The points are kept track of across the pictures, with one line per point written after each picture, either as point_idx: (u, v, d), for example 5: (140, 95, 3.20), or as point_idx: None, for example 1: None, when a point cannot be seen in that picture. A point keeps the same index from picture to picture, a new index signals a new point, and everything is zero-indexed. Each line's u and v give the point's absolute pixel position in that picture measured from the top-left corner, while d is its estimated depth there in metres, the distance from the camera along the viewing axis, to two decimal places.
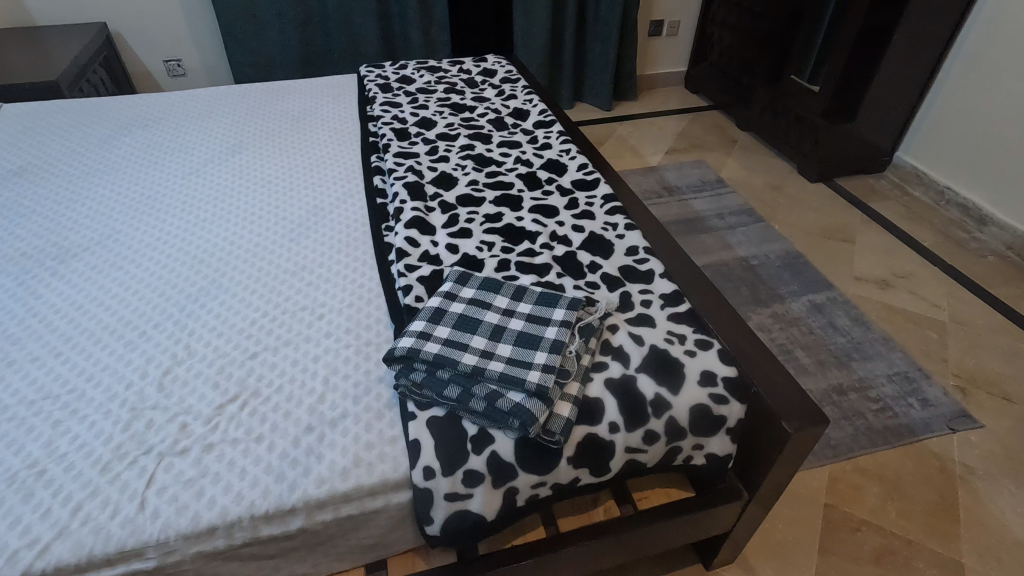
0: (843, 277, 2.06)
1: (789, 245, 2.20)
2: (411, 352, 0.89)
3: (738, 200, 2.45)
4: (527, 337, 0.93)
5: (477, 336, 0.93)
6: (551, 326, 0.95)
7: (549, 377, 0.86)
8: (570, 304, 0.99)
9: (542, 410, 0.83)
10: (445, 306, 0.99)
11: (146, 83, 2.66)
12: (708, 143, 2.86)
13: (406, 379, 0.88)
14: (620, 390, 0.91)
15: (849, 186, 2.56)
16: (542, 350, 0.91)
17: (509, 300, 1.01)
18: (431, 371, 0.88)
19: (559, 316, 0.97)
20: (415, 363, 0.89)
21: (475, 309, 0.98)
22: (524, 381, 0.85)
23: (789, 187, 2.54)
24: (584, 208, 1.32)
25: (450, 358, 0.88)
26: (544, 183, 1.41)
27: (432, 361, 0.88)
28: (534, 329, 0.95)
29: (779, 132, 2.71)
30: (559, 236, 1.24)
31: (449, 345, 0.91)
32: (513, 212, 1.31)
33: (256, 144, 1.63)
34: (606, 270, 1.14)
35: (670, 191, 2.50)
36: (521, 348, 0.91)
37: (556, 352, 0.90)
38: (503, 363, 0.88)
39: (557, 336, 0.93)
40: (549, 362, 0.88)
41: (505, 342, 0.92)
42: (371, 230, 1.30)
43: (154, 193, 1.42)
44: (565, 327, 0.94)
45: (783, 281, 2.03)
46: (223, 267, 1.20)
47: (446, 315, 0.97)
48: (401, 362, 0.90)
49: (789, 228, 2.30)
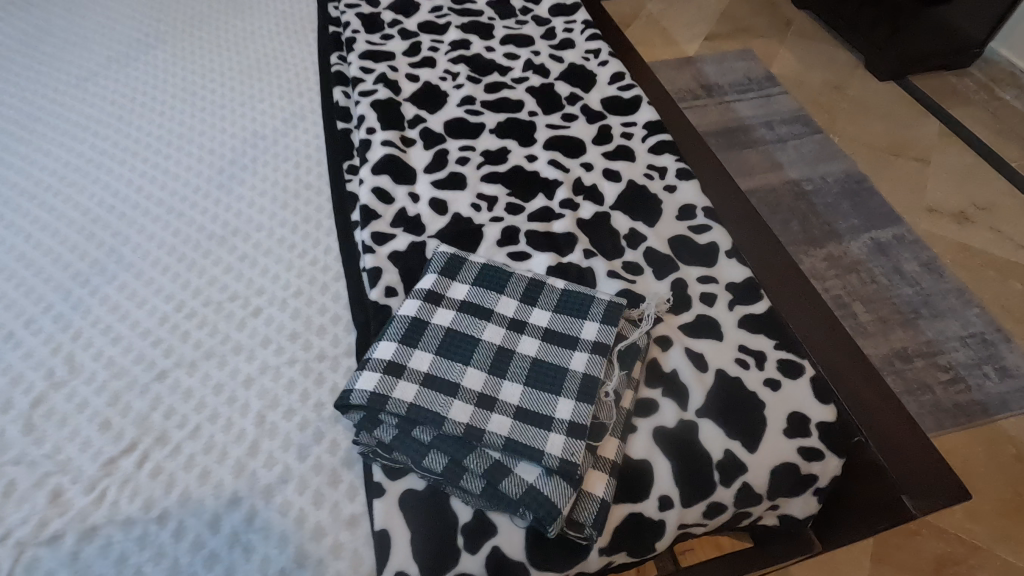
0: (913, 208, 1.72)
1: (851, 166, 1.82)
2: (373, 401, 0.61)
3: (790, 103, 2.02)
4: (544, 373, 0.65)
5: (471, 370, 0.64)
6: (578, 353, 0.66)
7: (578, 445, 0.59)
8: (606, 315, 0.69)
9: (567, 499, 0.57)
10: (426, 316, 0.69)
11: None
12: (756, 27, 2.34)
13: (367, 439, 0.61)
14: (675, 447, 0.64)
15: (926, 87, 2.11)
16: (566, 396, 0.63)
17: (518, 304, 0.71)
18: (404, 430, 0.61)
19: (590, 337, 0.67)
20: (381, 415, 0.61)
21: (468, 323, 0.69)
22: (541, 452, 0.59)
23: (852, 87, 2.10)
24: (620, 142, 0.96)
25: (430, 411, 0.61)
26: (564, 102, 1.03)
27: (404, 415, 0.61)
28: (553, 357, 0.66)
29: (847, 15, 2.20)
30: (587, 187, 0.90)
31: (429, 389, 0.62)
32: (522, 148, 0.96)
33: (178, 35, 1.21)
34: (652, 245, 0.82)
35: (709, 91, 2.06)
36: (535, 391, 0.63)
37: (585, 400, 0.62)
38: (509, 419, 0.61)
39: (588, 372, 0.64)
40: (575, 419, 0.61)
41: (511, 379, 0.64)
42: (327, 171, 0.95)
43: (31, 106, 1.04)
44: (598, 357, 0.66)
45: (841, 213, 1.69)
46: (120, 229, 0.86)
47: (428, 332, 0.67)
48: (360, 411, 0.62)
49: (850, 142, 1.91)
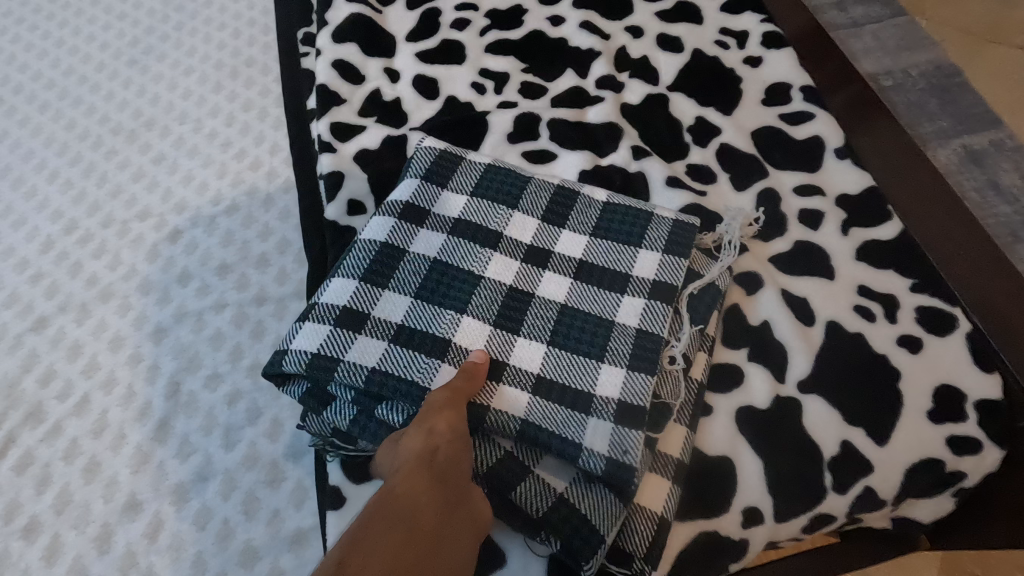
0: (1016, 108, 1.41)
1: (940, 55, 1.49)
2: (315, 370, 0.41)
3: None
4: (580, 328, 0.43)
5: (467, 322, 0.43)
6: (628, 297, 0.45)
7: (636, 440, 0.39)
8: (671, 242, 0.47)
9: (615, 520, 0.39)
10: (400, 239, 0.47)
11: None
12: None
13: (316, 419, 0.42)
14: (769, 435, 0.44)
15: None
16: (612, 364, 0.42)
17: (540, 227, 0.48)
18: (364, 412, 0.41)
19: (647, 276, 0.45)
20: (331, 385, 0.42)
21: (464, 252, 0.46)
22: (576, 449, 0.39)
23: None
24: None
25: (404, 383, 0.40)
26: None
27: (363, 386, 0.41)
28: (592, 303, 0.45)
29: None
30: (635, 61, 0.64)
31: (403, 347, 0.42)
32: (543, 7, 0.68)
33: None
34: (728, 141, 0.58)
35: None
36: (566, 355, 0.42)
37: (641, 371, 0.41)
38: (525, 395, 0.41)
39: (645, 325, 0.43)
40: (626, 398, 0.40)
41: (527, 334, 0.43)
42: (276, 42, 0.70)
43: None
44: (659, 305, 0.44)
45: (928, 113, 1.39)
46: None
47: (404, 265, 0.45)
48: (299, 380, 0.42)
49: (941, 25, 1.55)
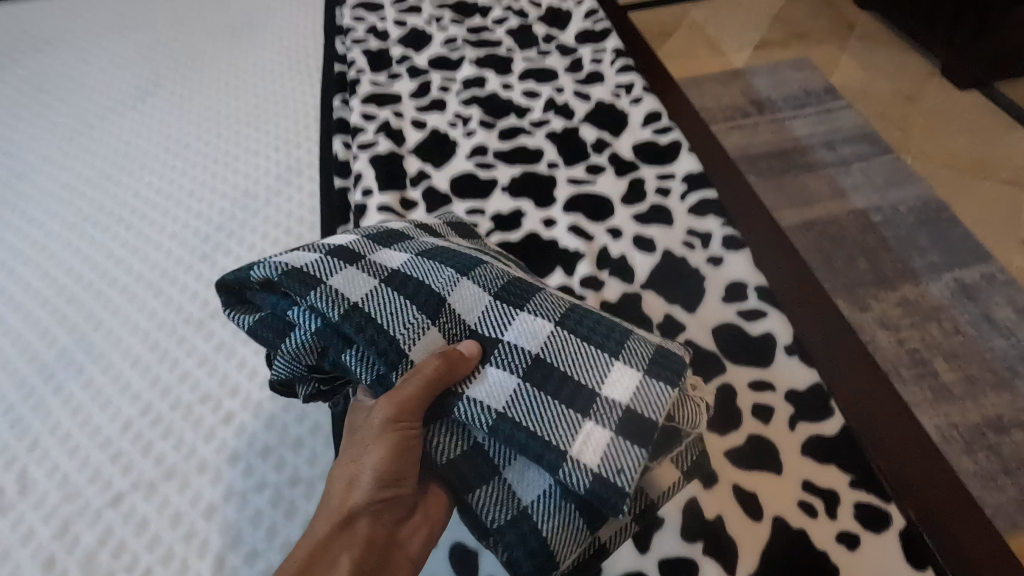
0: (1005, 242, 1.48)
1: (927, 191, 1.60)
2: (301, 284, 0.58)
3: (856, 118, 1.81)
4: (562, 382, 0.55)
5: (457, 289, 0.61)
6: (604, 393, 0.54)
7: (637, 457, 0.50)
8: (654, 368, 0.56)
9: (572, 540, 0.53)
10: (428, 275, 0.61)
11: None
12: (812, 33, 2.15)
13: (261, 335, 0.60)
14: (664, 495, 0.54)
15: (1015, 94, 1.85)
16: (610, 388, 0.54)
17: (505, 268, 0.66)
18: (329, 327, 0.57)
19: (624, 392, 0.54)
20: (295, 303, 0.58)
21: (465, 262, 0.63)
22: (555, 450, 0.51)
23: (927, 97, 1.87)
24: (654, 201, 0.82)
25: (339, 317, 0.56)
26: (590, 151, 0.90)
27: (306, 313, 0.58)
28: (572, 367, 0.56)
29: (924, 12, 1.95)
30: (614, 260, 0.76)
31: (390, 292, 0.59)
32: (540, 210, 0.82)
33: (177, 82, 1.15)
34: (692, 337, 0.69)
35: (761, 108, 1.87)
36: (564, 357, 0.56)
37: (628, 438, 0.51)
38: (513, 381, 0.55)
39: (611, 416, 0.53)
40: (616, 424, 0.52)
41: (514, 369, 0.56)
42: (320, 223, 0.86)
43: (25, 172, 1.00)
44: (631, 401, 0.53)
45: (918, 247, 1.48)
46: (96, 316, 0.80)
47: (400, 246, 0.65)
48: (261, 308, 0.61)
49: (926, 162, 1.68)
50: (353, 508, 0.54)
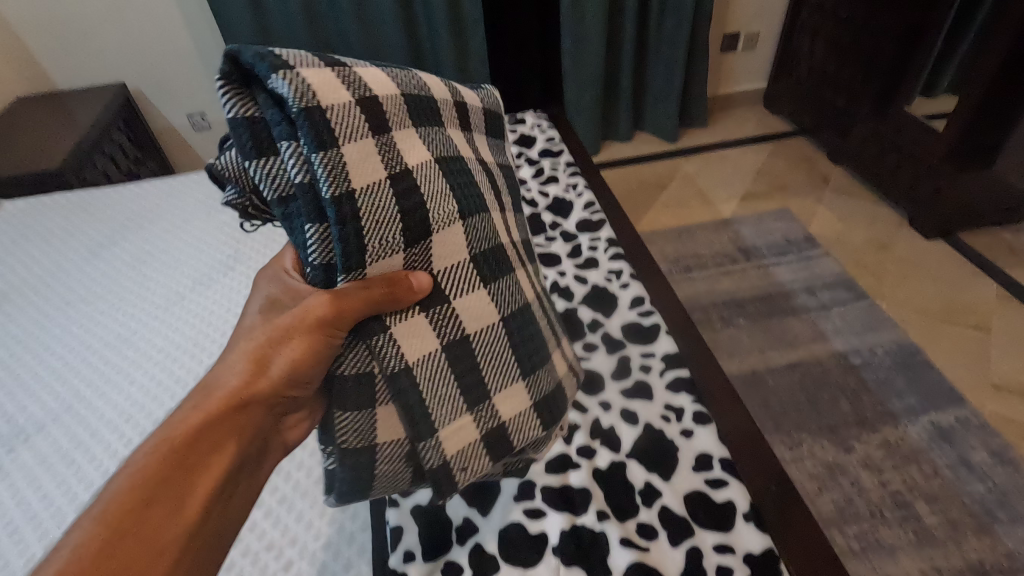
0: (976, 385, 1.62)
1: (902, 335, 1.77)
2: (315, 136, 0.62)
3: (833, 265, 2.03)
4: (472, 366, 0.71)
5: (453, 227, 0.72)
6: (495, 398, 0.73)
7: (485, 460, 0.73)
8: (541, 407, 0.77)
9: (392, 487, 0.71)
10: (433, 202, 0.70)
11: (175, 143, 2.59)
12: (792, 186, 2.44)
13: (243, 131, 0.65)
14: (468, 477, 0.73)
15: (977, 244, 2.07)
16: (496, 397, 0.73)
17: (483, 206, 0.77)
18: (306, 188, 0.63)
19: (506, 413, 0.74)
20: (293, 144, 0.64)
21: (462, 192, 0.74)
22: (434, 427, 0.69)
23: (898, 245, 2.09)
24: (637, 378, 1.01)
25: (328, 200, 0.62)
26: (586, 330, 1.11)
27: (301, 165, 0.63)
28: (484, 355, 0.72)
29: (886, 172, 2.24)
30: (604, 431, 0.94)
31: (384, 186, 0.66)
32: None
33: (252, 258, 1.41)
34: (667, 503, 0.84)
35: (747, 254, 2.11)
36: (481, 350, 0.72)
37: (490, 448, 0.73)
38: (438, 342, 0.70)
39: (489, 423, 0.72)
40: (488, 431, 0.72)
41: (448, 333, 0.70)
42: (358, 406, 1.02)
43: (125, 336, 1.22)
44: (512, 421, 0.74)
45: (896, 389, 1.62)
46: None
47: (423, 138, 0.73)
48: (258, 116, 0.66)
49: (899, 307, 1.87)
50: (246, 400, 0.63)
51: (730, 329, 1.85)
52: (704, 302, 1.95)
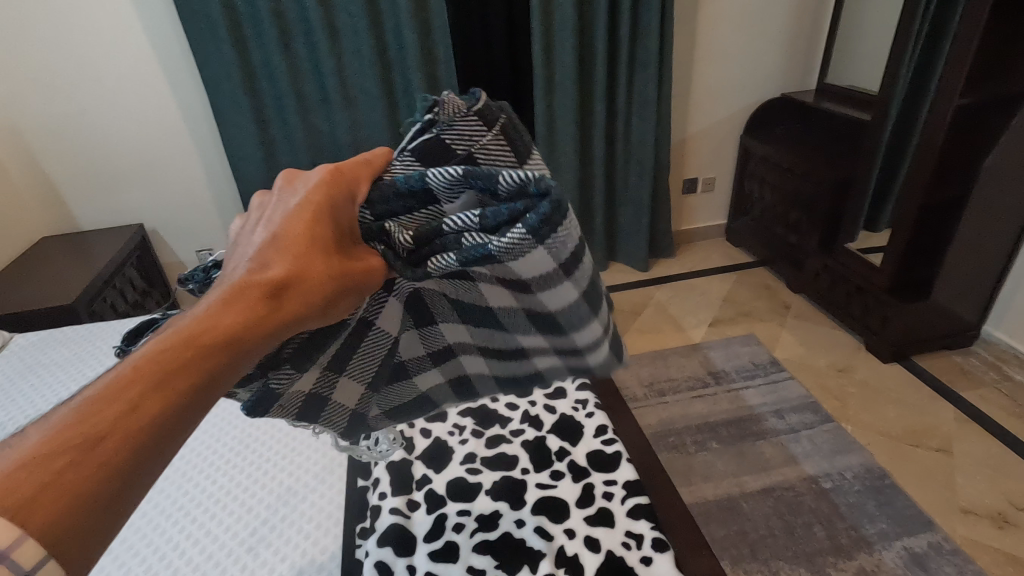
0: (944, 509, 1.67)
1: (869, 458, 1.83)
2: (480, 256, 0.65)
3: (798, 388, 2.14)
4: (351, 355, 0.80)
5: (466, 337, 0.84)
6: (343, 379, 0.81)
7: (288, 415, 0.78)
8: (353, 419, 0.85)
9: None
10: (479, 329, 0.82)
11: (182, 274, 2.79)
12: (756, 312, 2.62)
13: (494, 182, 0.65)
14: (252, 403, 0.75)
15: (931, 367, 2.20)
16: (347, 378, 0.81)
17: (504, 363, 0.87)
18: (446, 240, 0.68)
19: (339, 399, 0.82)
20: (478, 231, 0.66)
21: (499, 342, 0.83)
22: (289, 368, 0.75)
23: (858, 369, 2.22)
24: (601, 505, 1.08)
25: (426, 271, 0.69)
26: (554, 458, 1.19)
27: (462, 229, 0.67)
28: (367, 355, 0.81)
29: (838, 302, 2.45)
30: (569, 558, 0.99)
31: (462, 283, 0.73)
32: (513, 511, 1.07)
33: None
34: None
35: (717, 378, 2.22)
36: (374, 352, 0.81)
37: (301, 412, 0.79)
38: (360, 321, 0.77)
39: (321, 389, 0.79)
40: (313, 394, 0.79)
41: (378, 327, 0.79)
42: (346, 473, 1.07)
43: None
44: (338, 401, 0.82)
45: (868, 514, 1.66)
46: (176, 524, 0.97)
47: (527, 334, 0.80)
48: (511, 193, 0.66)
49: (864, 430, 1.95)
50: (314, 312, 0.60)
51: (704, 453, 1.91)
52: (678, 426, 2.03)
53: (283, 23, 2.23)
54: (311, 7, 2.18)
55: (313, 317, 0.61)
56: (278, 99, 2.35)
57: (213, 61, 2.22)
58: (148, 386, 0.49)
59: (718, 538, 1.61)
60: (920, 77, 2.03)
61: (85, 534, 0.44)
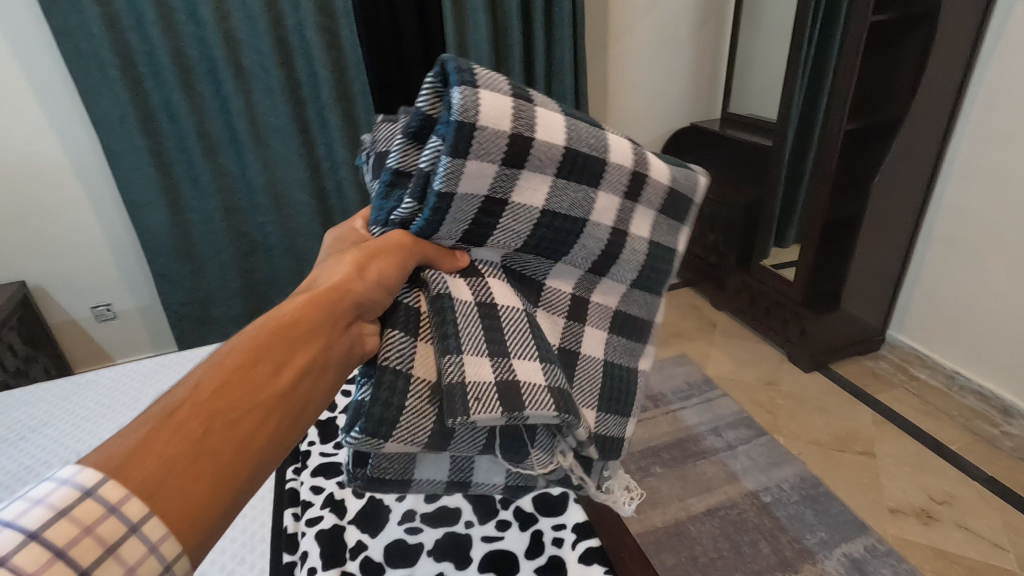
0: (875, 511, 1.73)
1: (803, 468, 1.89)
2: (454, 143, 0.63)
3: (732, 405, 2.19)
4: (497, 332, 0.70)
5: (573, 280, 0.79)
6: (516, 362, 0.68)
7: (493, 411, 0.64)
8: (559, 394, 0.67)
9: (397, 435, 0.66)
10: (578, 250, 0.77)
11: (74, 334, 2.51)
12: (686, 332, 2.69)
13: (421, 115, 0.69)
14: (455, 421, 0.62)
15: (848, 372, 2.34)
16: (517, 359, 0.68)
17: (626, 264, 0.80)
18: (428, 171, 0.67)
19: (526, 379, 0.67)
20: (444, 138, 0.65)
21: (597, 250, 0.77)
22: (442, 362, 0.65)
23: (783, 381, 2.32)
24: (551, 553, 1.01)
25: (438, 192, 0.65)
26: (498, 506, 1.12)
27: (433, 145, 0.66)
28: (511, 327, 0.71)
29: (760, 315, 2.56)
30: None
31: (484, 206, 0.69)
32: (458, 572, 1.00)
33: None
34: None
35: (655, 401, 2.24)
36: (514, 327, 0.71)
37: (502, 404, 0.64)
38: (468, 297, 0.72)
39: (501, 376, 0.66)
40: (499, 382, 0.66)
41: (505, 307, 0.73)
42: (269, 550, 1.04)
43: None
44: (528, 382, 0.67)
45: (808, 524, 1.69)
46: None
47: (594, 202, 0.74)
48: (439, 106, 0.69)
49: (795, 440, 2.02)
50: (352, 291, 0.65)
51: (649, 479, 1.90)
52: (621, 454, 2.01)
53: (184, 61, 2.10)
54: (213, 44, 2.07)
55: (360, 290, 0.66)
56: (180, 140, 2.20)
57: (105, 102, 2.06)
58: (213, 364, 0.52)
59: (670, 566, 1.59)
60: (810, 105, 2.20)
61: (185, 492, 0.44)
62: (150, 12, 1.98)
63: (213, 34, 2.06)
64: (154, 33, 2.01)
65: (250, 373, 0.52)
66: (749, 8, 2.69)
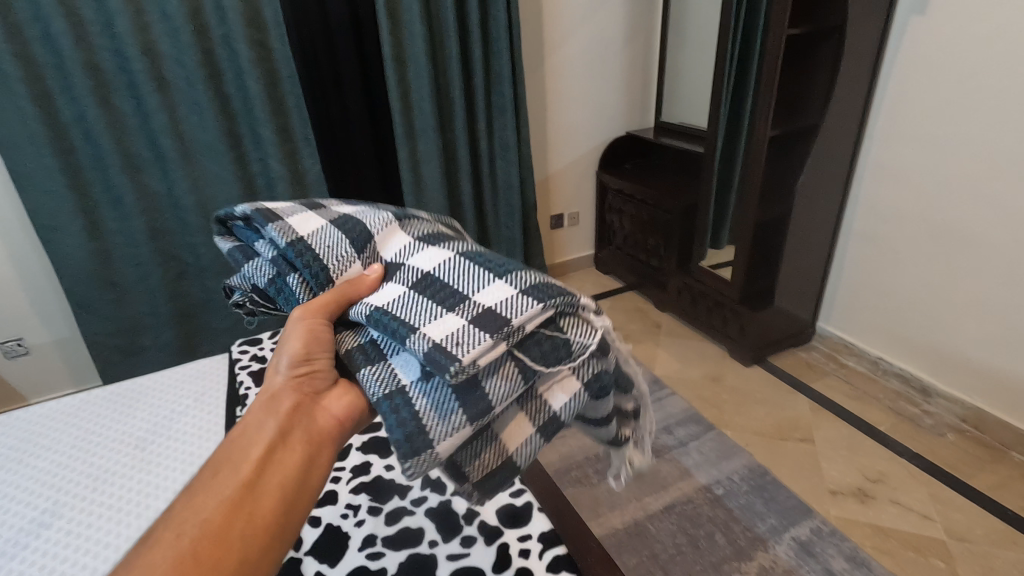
0: (817, 494, 1.83)
1: (751, 459, 1.97)
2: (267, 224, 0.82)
3: (680, 402, 2.26)
4: (447, 291, 0.71)
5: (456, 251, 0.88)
6: (478, 296, 0.69)
7: (476, 337, 0.63)
8: (534, 288, 0.67)
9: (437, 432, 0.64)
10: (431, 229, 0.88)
11: None
12: (633, 334, 2.76)
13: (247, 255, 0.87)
14: (454, 375, 0.61)
15: (784, 364, 2.47)
16: (475, 296, 0.69)
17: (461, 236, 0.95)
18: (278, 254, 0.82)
19: (488, 301, 0.68)
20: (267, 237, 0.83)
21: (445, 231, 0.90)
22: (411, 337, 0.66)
23: (727, 376, 2.41)
24: (519, 565, 1.00)
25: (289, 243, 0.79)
26: (462, 523, 1.10)
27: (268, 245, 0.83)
28: (454, 281, 0.73)
29: (701, 315, 2.67)
30: None
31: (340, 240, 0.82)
32: None
33: (68, 514, 1.11)
34: None
35: None
36: (456, 281, 0.73)
37: (481, 330, 0.64)
38: (402, 289, 0.75)
39: (471, 313, 0.66)
40: (468, 318, 0.66)
41: (438, 271, 0.76)
42: None
43: None
44: (493, 303, 0.67)
45: (758, 512, 1.76)
46: None
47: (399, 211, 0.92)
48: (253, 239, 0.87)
49: (741, 432, 2.11)
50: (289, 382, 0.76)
51: (607, 482, 1.92)
52: (578, 458, 2.03)
53: (99, 75, 1.97)
54: (133, 57, 1.96)
55: (294, 376, 0.76)
56: (99, 159, 2.06)
57: (10, 119, 1.89)
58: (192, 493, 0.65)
59: (632, 566, 1.61)
60: (736, 113, 2.31)
61: None
62: (59, 23, 1.84)
63: (132, 46, 1.95)
64: (64, 45, 1.87)
65: (214, 490, 0.64)
66: (675, 24, 2.83)
